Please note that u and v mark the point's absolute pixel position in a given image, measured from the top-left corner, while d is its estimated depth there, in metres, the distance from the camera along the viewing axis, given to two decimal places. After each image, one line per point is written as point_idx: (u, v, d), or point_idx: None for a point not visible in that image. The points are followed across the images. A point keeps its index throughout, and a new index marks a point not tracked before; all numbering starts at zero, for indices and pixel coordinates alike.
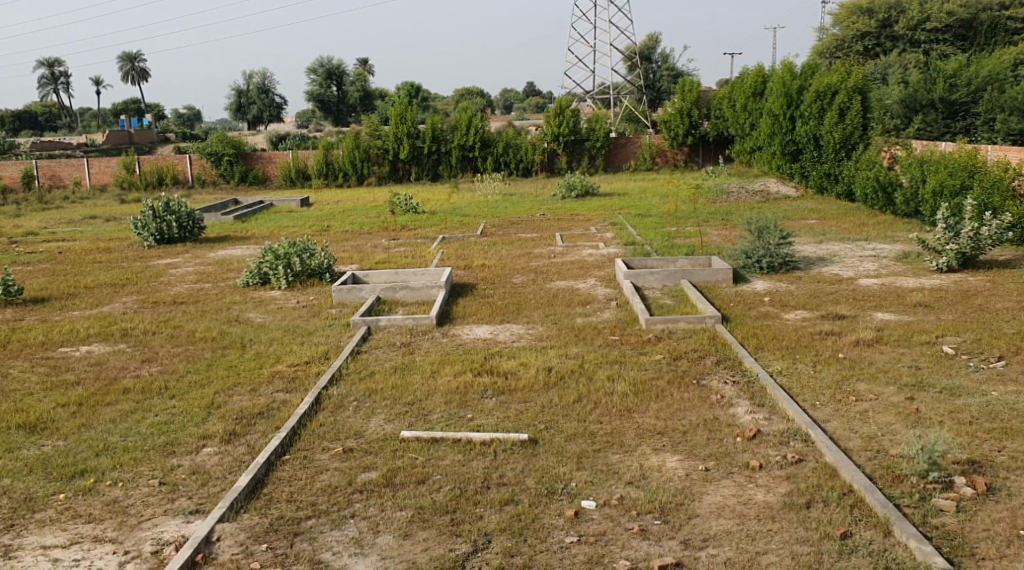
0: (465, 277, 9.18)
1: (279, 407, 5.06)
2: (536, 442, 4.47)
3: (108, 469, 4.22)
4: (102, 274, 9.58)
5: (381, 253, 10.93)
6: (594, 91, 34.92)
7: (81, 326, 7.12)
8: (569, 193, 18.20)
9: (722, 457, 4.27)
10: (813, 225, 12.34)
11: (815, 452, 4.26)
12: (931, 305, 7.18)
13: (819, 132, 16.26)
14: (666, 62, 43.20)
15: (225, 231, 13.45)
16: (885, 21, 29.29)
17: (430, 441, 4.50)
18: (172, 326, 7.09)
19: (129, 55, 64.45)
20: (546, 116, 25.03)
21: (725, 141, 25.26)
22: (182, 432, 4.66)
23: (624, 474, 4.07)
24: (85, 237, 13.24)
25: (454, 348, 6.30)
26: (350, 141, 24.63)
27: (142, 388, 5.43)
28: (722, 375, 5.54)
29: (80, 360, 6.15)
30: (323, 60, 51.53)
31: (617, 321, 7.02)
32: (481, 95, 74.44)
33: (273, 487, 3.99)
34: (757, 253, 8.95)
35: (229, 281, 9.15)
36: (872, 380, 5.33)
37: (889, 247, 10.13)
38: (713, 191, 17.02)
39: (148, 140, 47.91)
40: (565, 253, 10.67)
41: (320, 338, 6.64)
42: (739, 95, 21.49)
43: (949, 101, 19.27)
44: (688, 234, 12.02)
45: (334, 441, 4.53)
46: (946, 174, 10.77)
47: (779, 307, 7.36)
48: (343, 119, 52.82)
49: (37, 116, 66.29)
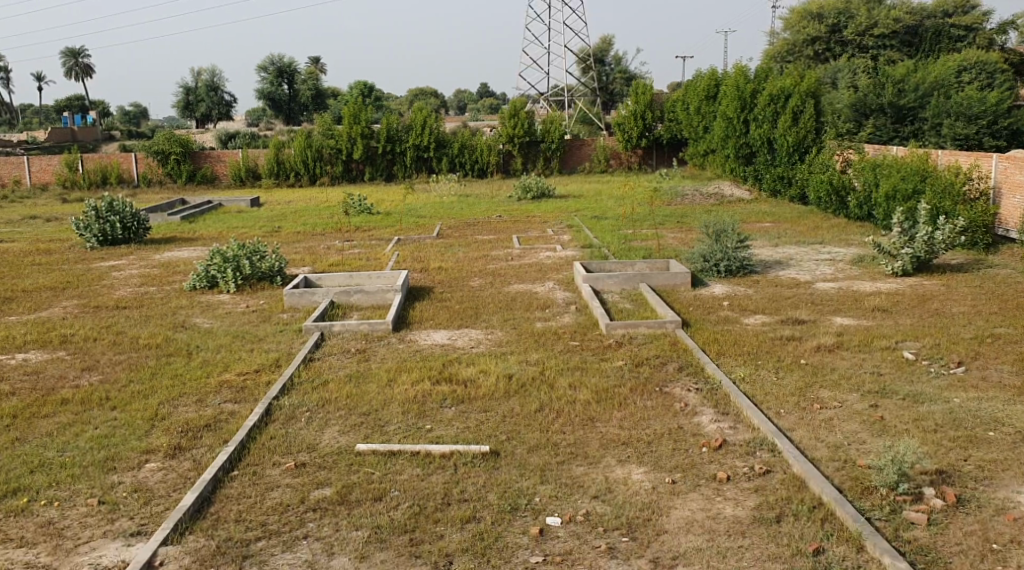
0: (421, 280, 8.98)
1: (226, 419, 4.80)
2: (497, 454, 4.31)
3: (42, 488, 3.92)
4: (41, 277, 9.15)
5: (335, 255, 10.66)
6: (550, 93, 34.94)
7: (18, 332, 6.73)
8: (525, 195, 18.10)
9: (689, 468, 4.17)
10: (768, 228, 12.45)
11: (782, 463, 4.19)
12: (889, 309, 7.23)
13: (773, 136, 16.42)
14: (620, 64, 43.43)
15: (171, 232, 13.03)
16: (834, 26, 29.88)
17: (387, 454, 4.31)
18: (115, 332, 6.75)
19: (72, 51, 62.66)
20: (500, 118, 24.99)
21: (679, 143, 25.48)
22: (124, 446, 4.39)
23: (589, 488, 3.94)
24: (23, 238, 12.67)
25: (412, 355, 6.11)
26: (301, 140, 24.16)
27: (81, 398, 5.11)
28: (685, 382, 5.45)
29: (15, 369, 5.79)
30: (274, 57, 50.68)
31: (577, 326, 6.90)
32: (435, 95, 74.07)
33: (220, 506, 3.75)
34: (715, 256, 8.91)
35: (175, 284, 8.79)
36: (834, 387, 5.30)
37: (844, 251, 10.23)
38: (668, 194, 17.06)
39: (92, 137, 46.39)
40: (523, 255, 10.54)
41: (270, 345, 6.38)
42: (693, 98, 21.64)
43: (898, 106, 19.66)
44: (645, 237, 12.00)
45: (285, 455, 4.30)
46: (898, 179, 10.91)
47: (739, 312, 7.33)
48: (294, 117, 52.00)
49: None
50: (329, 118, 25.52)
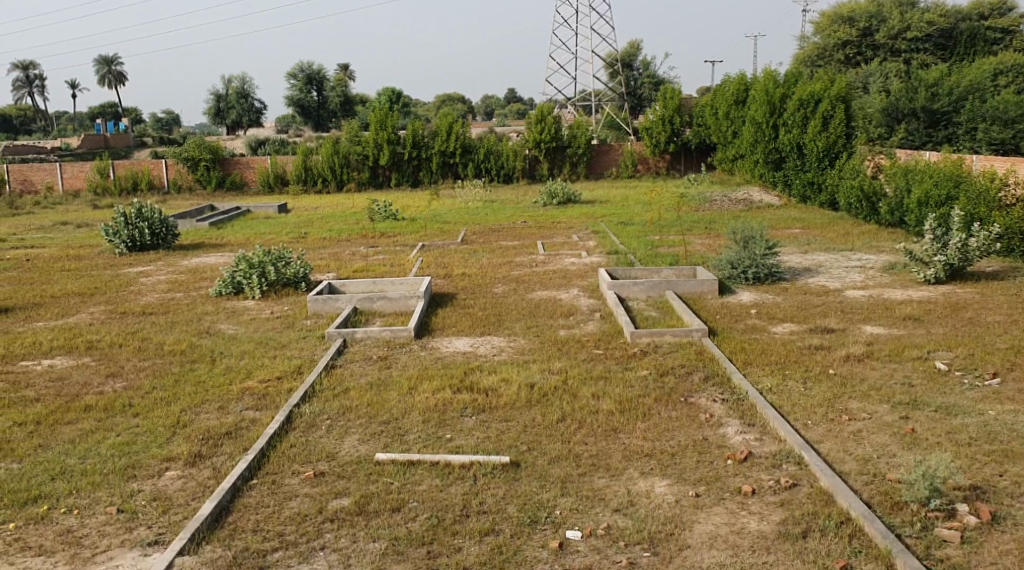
0: (445, 286, 8.96)
1: (247, 426, 4.80)
2: (517, 465, 4.26)
3: (62, 495, 3.94)
4: (70, 283, 9.27)
5: (360, 261, 10.69)
6: (577, 98, 34.90)
7: (45, 338, 6.81)
8: (551, 200, 18.03)
9: (713, 482, 4.08)
10: (797, 235, 12.25)
11: (809, 476, 4.09)
12: (921, 318, 7.06)
13: (802, 141, 16.20)
14: (648, 69, 43.20)
15: (199, 238, 13.15)
16: (866, 30, 29.48)
17: (406, 463, 4.27)
18: (140, 338, 6.80)
19: (106, 58, 63.79)
20: (527, 123, 24.96)
21: (707, 148, 25.26)
22: (145, 454, 4.40)
23: (610, 500, 3.87)
24: (54, 244, 12.87)
25: (433, 362, 6.08)
26: (329, 146, 24.35)
27: (104, 405, 5.15)
28: (710, 392, 5.35)
29: (41, 374, 5.86)
30: (303, 64, 51.14)
31: (601, 334, 6.82)
32: (463, 101, 74.34)
33: (238, 515, 3.74)
34: (743, 263, 8.79)
35: (201, 290, 8.86)
36: (864, 398, 5.17)
37: (875, 258, 10.03)
38: (695, 199, 16.89)
39: (124, 144, 47.19)
40: (547, 262, 10.48)
41: (293, 351, 6.39)
42: (721, 103, 21.44)
43: (931, 110, 19.36)
44: (671, 243, 11.88)
45: (304, 464, 4.29)
46: (931, 184, 10.69)
47: (766, 320, 7.20)
48: (323, 123, 52.47)
49: (11, 119, 65.43)
50: (357, 125, 25.67)
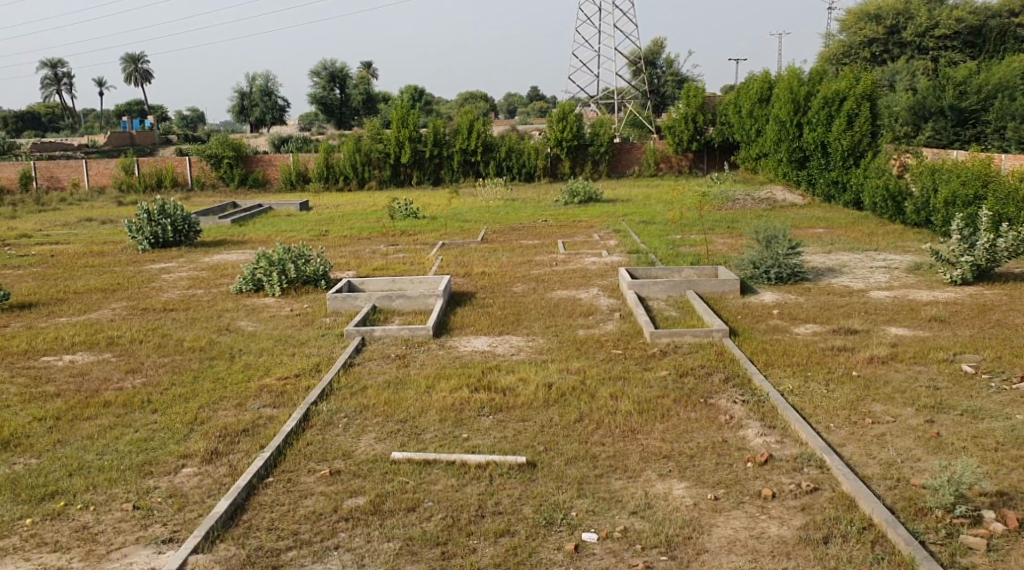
0: (465, 285, 8.94)
1: (264, 424, 4.81)
2: (534, 466, 4.22)
3: (79, 491, 3.97)
4: (93, 279, 9.37)
5: (380, 259, 10.70)
6: (599, 96, 34.79)
7: (67, 333, 6.88)
8: (572, 199, 17.94)
9: (733, 485, 4.01)
10: (821, 235, 12.09)
11: (831, 481, 4.01)
12: (947, 319, 6.92)
13: (827, 139, 15.99)
14: (671, 67, 42.90)
15: (221, 235, 13.24)
16: (893, 28, 29.08)
17: (422, 462, 4.25)
18: (160, 335, 6.85)
19: (132, 57, 64.47)
20: (548, 121, 24.88)
21: (730, 146, 25.05)
22: (162, 450, 4.42)
23: (627, 503, 3.82)
24: (78, 240, 13.02)
25: (452, 361, 6.06)
26: (351, 144, 24.44)
27: (123, 401, 5.18)
28: (731, 394, 5.28)
29: (62, 370, 5.91)
30: (326, 63, 51.39)
31: (620, 334, 6.77)
32: (485, 99, 74.36)
33: (253, 513, 3.74)
34: (766, 263, 8.69)
35: (222, 287, 8.92)
36: (888, 401, 5.07)
37: (901, 259, 9.86)
38: (718, 198, 16.74)
39: (150, 141, 47.74)
40: (568, 261, 10.44)
41: (312, 349, 6.40)
42: (745, 101, 21.25)
43: (959, 108, 19.07)
44: (693, 242, 11.78)
45: (320, 462, 4.28)
46: (958, 184, 10.52)
47: (789, 321, 7.10)
48: (345, 122, 52.74)
49: (40, 117, 66.40)
50: (378, 123, 25.73)
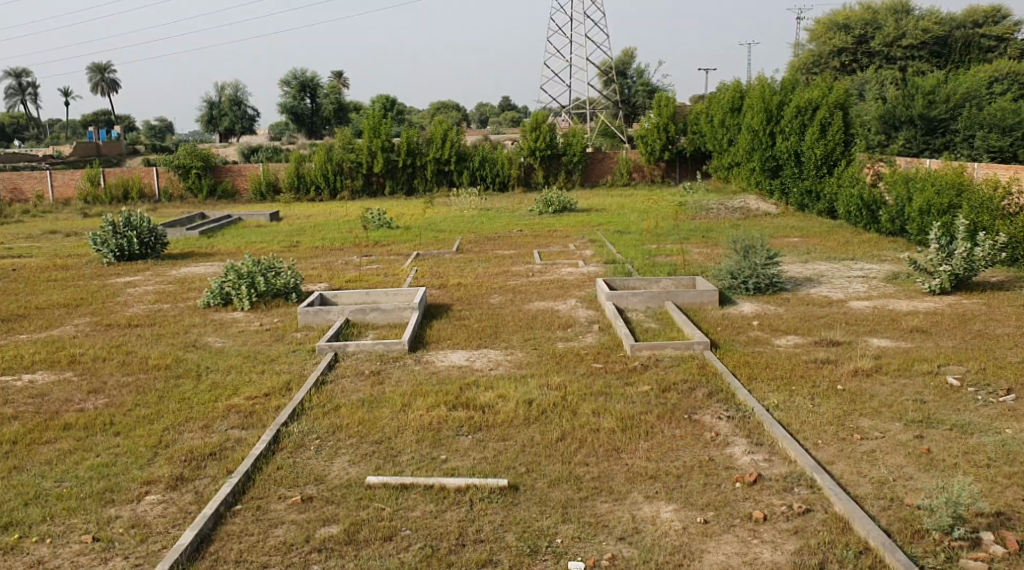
0: (440, 297, 8.76)
1: (233, 447, 4.58)
2: (516, 489, 4.05)
3: (35, 522, 3.72)
4: (55, 293, 9.04)
5: (353, 271, 10.49)
6: (572, 105, 34.86)
7: (26, 351, 6.58)
8: (546, 209, 17.83)
9: (722, 506, 3.87)
10: (797, 244, 12.08)
11: (823, 501, 3.89)
12: (927, 330, 6.88)
13: (800, 148, 16.06)
14: (642, 76, 43.09)
15: (189, 248, 12.92)
16: (861, 38, 29.49)
17: (398, 487, 4.05)
18: (125, 352, 6.58)
19: (98, 66, 63.40)
20: (522, 130, 24.78)
21: (703, 155, 25.17)
22: (124, 477, 4.17)
23: (614, 528, 3.67)
24: (41, 254, 12.63)
25: (428, 377, 5.87)
26: (322, 154, 24.15)
27: (84, 423, 4.92)
28: (715, 410, 5.14)
29: (20, 391, 5.62)
30: (297, 71, 50.93)
31: (600, 347, 6.62)
32: (456, 108, 74.34)
33: (220, 544, 3.52)
34: (744, 273, 8.60)
35: (190, 301, 8.64)
36: (875, 415, 4.98)
37: (878, 268, 9.87)
38: (692, 207, 16.75)
39: (117, 152, 46.97)
40: (544, 271, 10.31)
41: (282, 366, 6.17)
42: (717, 110, 21.34)
43: (928, 117, 19.32)
44: (669, 252, 11.72)
45: (291, 488, 4.07)
46: (933, 192, 10.58)
47: (770, 332, 7.01)
48: (317, 131, 52.40)
49: (3, 127, 65.03)
50: (349, 132, 25.43)
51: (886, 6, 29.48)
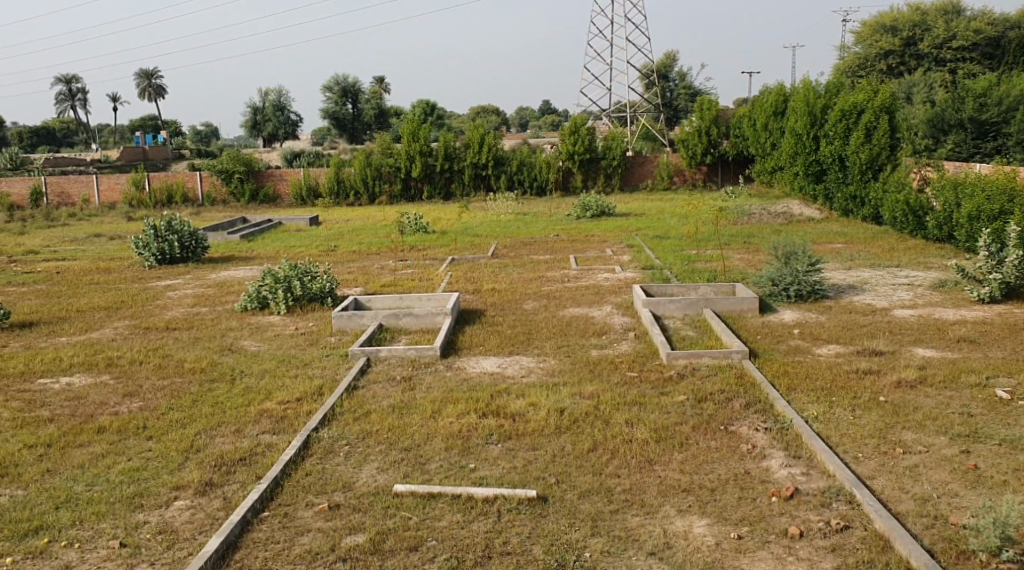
0: (474, 302, 8.73)
1: (263, 452, 4.59)
2: (545, 500, 3.97)
3: (65, 527, 3.76)
4: (97, 296, 9.22)
5: (388, 275, 10.51)
6: (612, 109, 34.65)
7: (66, 354, 6.70)
8: (584, 213, 17.71)
9: (757, 522, 3.75)
10: (841, 250, 11.80)
11: (862, 518, 3.75)
12: (976, 340, 6.64)
13: (845, 153, 15.70)
14: (684, 79, 42.65)
15: (229, 252, 13.10)
16: (909, 40, 28.83)
17: (425, 495, 4.01)
18: (161, 355, 6.66)
19: (145, 72, 64.91)
20: (560, 134, 24.70)
21: (745, 159, 24.80)
22: (154, 481, 4.20)
23: (644, 542, 3.57)
24: (86, 257, 12.90)
25: (459, 384, 5.83)
26: (361, 158, 24.37)
27: (118, 427, 4.98)
28: (753, 421, 5.01)
29: (58, 394, 5.72)
30: (339, 77, 51.53)
31: (636, 355, 6.51)
32: (496, 112, 74.58)
33: (245, 552, 3.52)
34: (785, 280, 8.40)
35: (227, 305, 8.74)
36: (919, 429, 4.79)
37: (925, 275, 9.58)
38: (733, 211, 16.48)
39: (163, 157, 48.01)
40: (580, 277, 10.22)
41: (315, 370, 6.18)
42: (760, 114, 21.01)
43: (979, 121, 18.80)
44: (709, 258, 11.53)
45: (319, 495, 4.05)
46: (983, 198, 10.24)
47: (811, 341, 6.83)
48: (358, 136, 52.91)
49: (55, 133, 66.91)
50: (388, 137, 25.61)
51: (935, 7, 28.79)
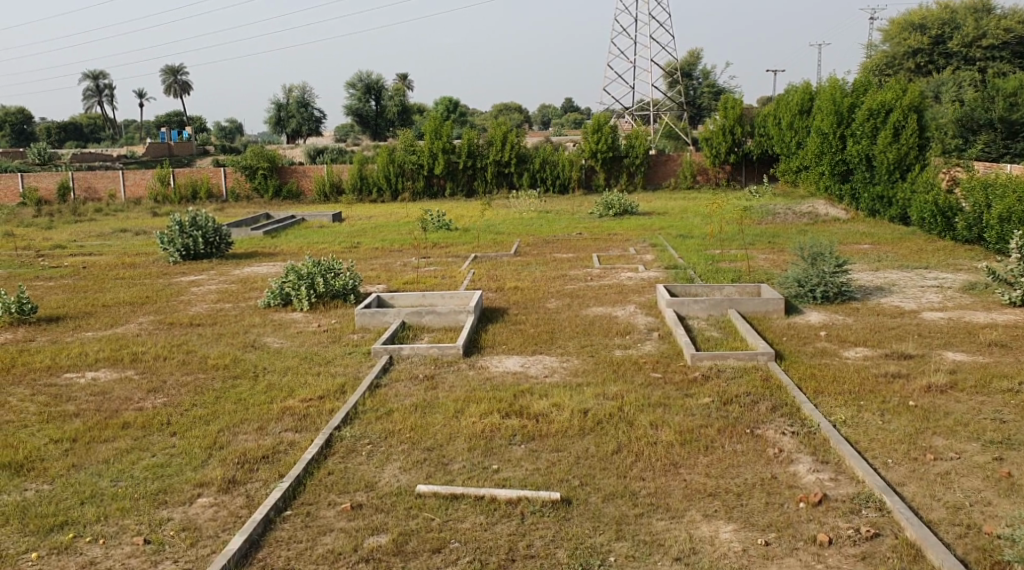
0: (497, 300, 8.71)
1: (285, 450, 4.59)
2: (568, 502, 3.93)
3: (90, 522, 3.78)
4: (122, 292, 9.29)
5: (410, 273, 10.50)
6: (635, 107, 34.49)
7: (92, 349, 6.76)
8: (606, 212, 17.63)
9: (785, 528, 3.68)
10: (868, 251, 11.62)
11: (893, 525, 3.67)
12: (1007, 344, 6.50)
13: (872, 152, 15.48)
14: (707, 78, 42.33)
15: (253, 248, 13.17)
16: (938, 38, 28.40)
17: (449, 496, 3.98)
18: (185, 351, 6.70)
19: (171, 68, 65.53)
20: (583, 132, 24.62)
21: (769, 159, 24.57)
22: (178, 478, 4.22)
23: (670, 547, 3.53)
24: (112, 252, 13.02)
25: (481, 383, 5.79)
26: (384, 155, 24.43)
27: (143, 423, 5.01)
28: (780, 425, 4.93)
29: (83, 389, 5.76)
30: (363, 74, 51.81)
31: (660, 356, 6.45)
32: (519, 109, 74.56)
33: (268, 551, 3.51)
34: (811, 281, 8.28)
35: (251, 301, 8.77)
36: (950, 434, 4.69)
37: (954, 277, 9.41)
38: (757, 211, 16.30)
39: (188, 153, 48.48)
40: (603, 275, 10.15)
41: (338, 368, 6.18)
42: (785, 113, 20.79)
43: (1009, 121, 18.49)
44: (733, 257, 11.42)
45: (342, 494, 4.04)
46: (1015, 199, 10.05)
47: (838, 344, 6.72)
48: (381, 133, 53.08)
49: (83, 128, 67.79)
50: (410, 134, 25.64)
51: (965, 5, 28.34)
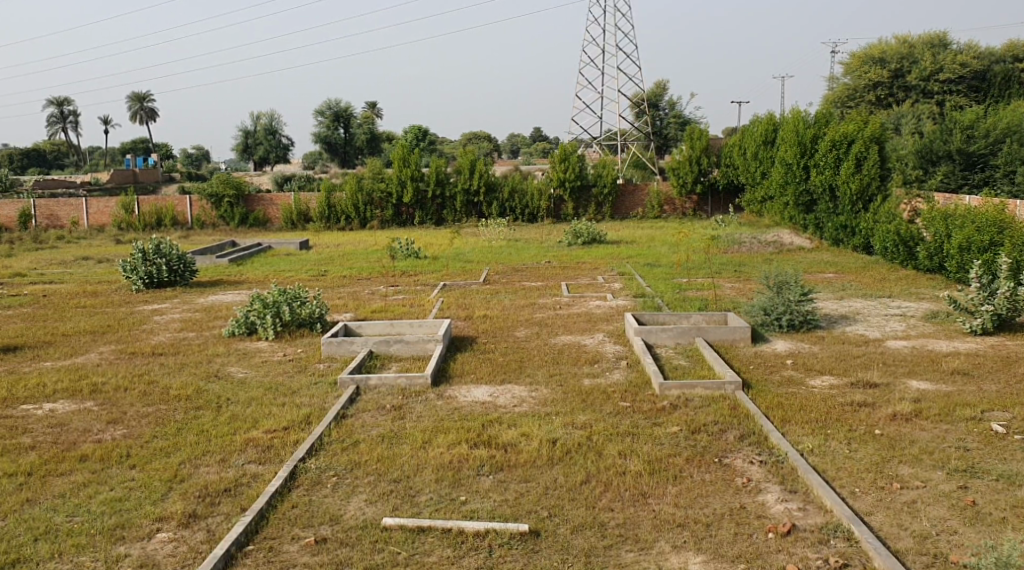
0: (465, 328, 8.67)
1: (248, 483, 4.48)
2: (537, 534, 3.88)
3: (43, 559, 3.64)
4: (82, 321, 9.07)
5: (379, 301, 10.44)
6: (602, 137, 34.87)
7: (49, 380, 6.57)
8: (575, 240, 17.72)
9: (754, 559, 3.67)
10: (832, 280, 11.80)
11: (861, 556, 3.68)
12: (970, 373, 6.61)
13: (835, 182, 15.80)
14: (673, 109, 43.03)
15: (218, 276, 12.99)
16: (897, 72, 29.18)
17: (415, 529, 3.91)
18: (146, 381, 6.54)
19: (139, 96, 65.00)
20: (551, 162, 24.81)
21: (734, 189, 25.00)
22: (137, 513, 4.09)
23: None
24: (72, 280, 12.75)
25: (450, 413, 5.73)
26: (352, 183, 24.30)
27: (101, 455, 4.86)
28: (747, 454, 4.93)
29: (40, 421, 5.59)
30: (331, 102, 51.85)
31: (629, 384, 6.43)
32: (489, 138, 75.16)
33: None
34: (777, 309, 8.37)
35: (214, 331, 8.60)
36: (915, 462, 4.74)
37: (916, 306, 9.58)
38: (724, 240, 16.48)
39: (152, 179, 47.81)
40: (572, 304, 10.18)
41: (303, 399, 6.07)
42: (750, 143, 21.18)
43: (967, 152, 19.01)
44: (700, 286, 11.54)
45: (306, 528, 3.95)
46: (973, 230, 10.31)
47: (804, 372, 6.78)
48: (349, 161, 53.04)
49: (45, 155, 66.70)
50: (379, 162, 25.61)
51: (922, 40, 29.26)
